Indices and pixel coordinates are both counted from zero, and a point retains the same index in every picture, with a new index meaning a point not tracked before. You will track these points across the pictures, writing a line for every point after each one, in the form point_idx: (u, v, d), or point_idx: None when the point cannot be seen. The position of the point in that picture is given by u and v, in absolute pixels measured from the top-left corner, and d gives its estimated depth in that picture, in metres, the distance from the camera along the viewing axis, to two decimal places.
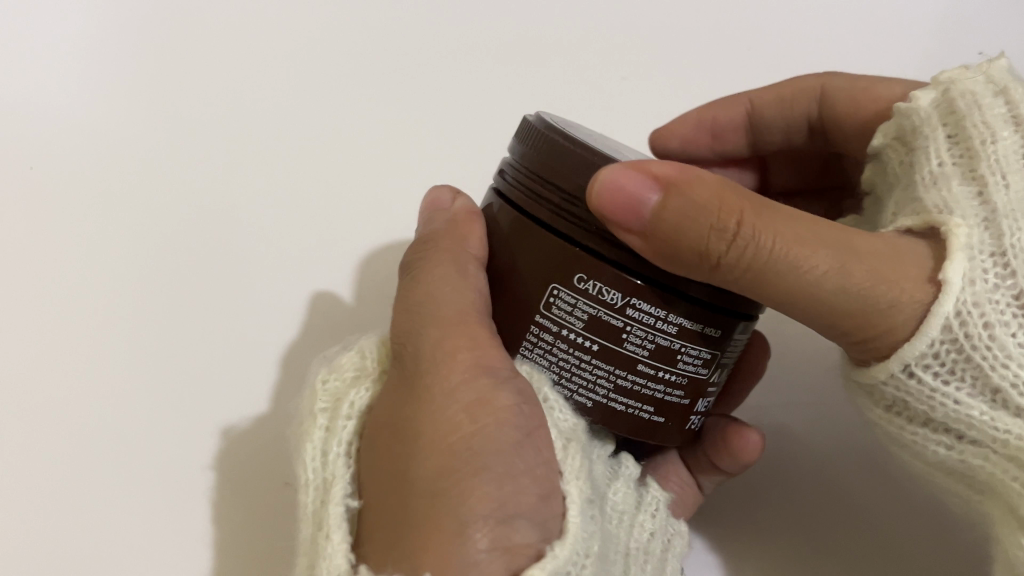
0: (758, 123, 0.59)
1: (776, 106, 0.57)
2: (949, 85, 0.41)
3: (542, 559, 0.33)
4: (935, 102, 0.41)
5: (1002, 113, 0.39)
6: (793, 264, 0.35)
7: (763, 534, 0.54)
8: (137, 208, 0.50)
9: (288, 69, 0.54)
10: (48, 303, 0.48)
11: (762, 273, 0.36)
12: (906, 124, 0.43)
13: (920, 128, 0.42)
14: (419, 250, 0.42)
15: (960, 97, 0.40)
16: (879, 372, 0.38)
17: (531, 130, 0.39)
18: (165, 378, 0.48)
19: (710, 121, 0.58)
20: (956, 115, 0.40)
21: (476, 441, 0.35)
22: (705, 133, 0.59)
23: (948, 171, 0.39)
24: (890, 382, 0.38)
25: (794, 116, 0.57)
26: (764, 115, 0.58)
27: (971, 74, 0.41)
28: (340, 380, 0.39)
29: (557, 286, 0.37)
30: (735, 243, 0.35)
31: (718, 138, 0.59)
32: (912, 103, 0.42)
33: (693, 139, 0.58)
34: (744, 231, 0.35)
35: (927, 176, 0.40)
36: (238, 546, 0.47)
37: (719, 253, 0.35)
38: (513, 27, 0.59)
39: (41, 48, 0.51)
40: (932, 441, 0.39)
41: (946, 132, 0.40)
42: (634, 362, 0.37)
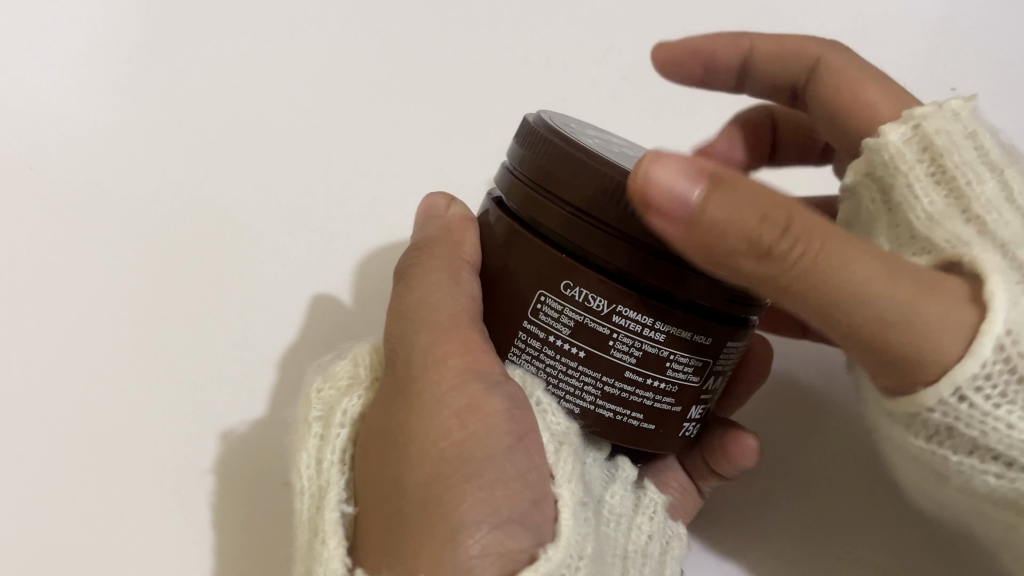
0: (754, 72, 0.55)
1: (771, 58, 0.53)
2: (918, 123, 0.41)
3: (536, 561, 0.33)
4: (906, 138, 0.41)
5: (977, 154, 0.40)
6: (836, 262, 0.32)
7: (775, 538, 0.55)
8: (141, 210, 0.51)
9: (292, 72, 0.55)
10: (53, 300, 0.48)
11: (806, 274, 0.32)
12: (876, 160, 0.42)
13: (897, 164, 0.41)
14: (412, 255, 0.43)
15: (936, 135, 0.40)
16: (927, 398, 0.34)
17: (530, 133, 0.40)
18: (173, 378, 0.49)
19: (708, 54, 0.54)
20: (933, 151, 0.40)
21: (466, 448, 0.35)
22: (697, 66, 0.54)
23: (941, 210, 0.39)
24: (938, 410, 0.34)
25: (784, 75, 0.53)
26: (758, 68, 0.54)
27: (941, 111, 0.41)
28: (333, 389, 0.39)
29: (545, 292, 0.37)
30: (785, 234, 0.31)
31: (709, 76, 0.55)
32: (884, 140, 0.41)
33: (685, 64, 0.54)
34: (800, 223, 0.31)
35: (925, 218, 0.39)
36: (240, 548, 0.48)
37: (771, 243, 0.31)
38: (515, 29, 0.60)
39: (47, 47, 0.51)
40: (975, 469, 0.37)
41: (925, 170, 0.40)
42: (621, 369, 0.37)
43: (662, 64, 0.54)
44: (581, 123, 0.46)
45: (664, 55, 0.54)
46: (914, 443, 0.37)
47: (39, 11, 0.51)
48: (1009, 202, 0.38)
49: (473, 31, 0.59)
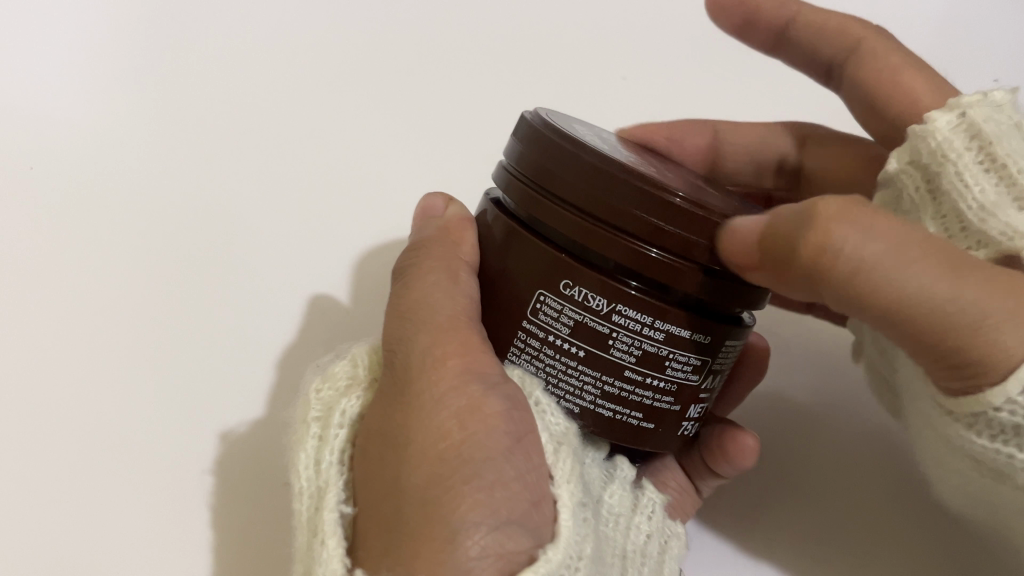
0: (791, 41, 0.53)
1: (813, 29, 0.52)
2: (965, 110, 0.41)
3: (535, 562, 0.33)
4: (953, 125, 0.41)
5: (1023, 144, 0.40)
6: (897, 260, 0.31)
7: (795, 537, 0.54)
8: (140, 210, 0.51)
9: (293, 73, 0.55)
10: (52, 300, 0.48)
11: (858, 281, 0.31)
12: (921, 148, 0.42)
13: (945, 152, 0.40)
14: (410, 255, 0.43)
15: (985, 123, 0.40)
16: (994, 398, 0.33)
17: (528, 131, 0.39)
18: (174, 378, 0.49)
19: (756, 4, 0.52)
20: (982, 138, 0.40)
21: (466, 449, 0.35)
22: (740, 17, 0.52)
23: (994, 199, 0.39)
24: (1004, 408, 0.33)
25: (822, 47, 0.52)
26: (798, 35, 0.53)
27: (987, 102, 0.40)
28: (332, 390, 0.39)
29: (544, 291, 0.37)
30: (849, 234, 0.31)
31: (747, 30, 0.53)
32: (933, 126, 0.41)
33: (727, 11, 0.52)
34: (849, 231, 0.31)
35: (978, 206, 0.39)
36: (239, 548, 0.48)
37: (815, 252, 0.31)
38: (517, 30, 0.59)
39: (47, 47, 0.51)
40: None
41: (974, 158, 0.40)
42: (620, 368, 0.37)
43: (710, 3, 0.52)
44: (579, 120, 0.46)
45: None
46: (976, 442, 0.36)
47: (40, 11, 0.51)
48: None
49: (474, 31, 0.59)
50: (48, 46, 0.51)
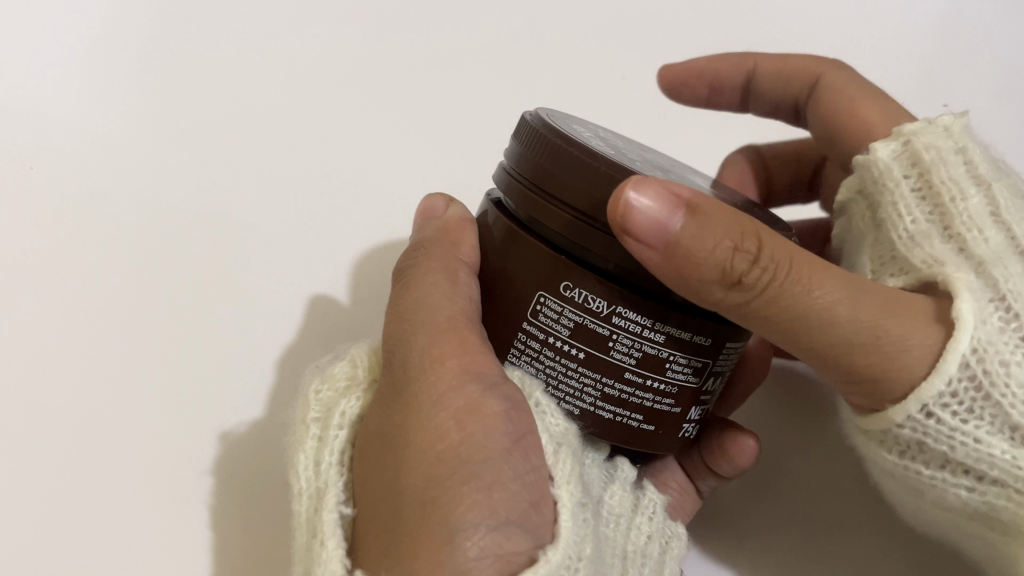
0: (756, 87, 0.57)
1: (775, 73, 0.56)
2: (908, 139, 0.42)
3: (535, 563, 0.33)
4: (895, 154, 0.42)
5: (965, 171, 0.40)
6: (802, 286, 0.34)
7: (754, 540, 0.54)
8: (140, 211, 0.51)
9: (293, 74, 0.55)
10: (52, 301, 0.48)
11: (776, 297, 0.34)
12: (868, 176, 0.44)
13: (885, 180, 0.42)
14: (411, 256, 0.43)
15: (924, 150, 0.41)
16: (895, 414, 0.36)
17: (528, 131, 0.39)
18: (173, 379, 0.49)
19: (711, 73, 0.55)
20: (920, 165, 0.41)
21: (465, 450, 0.35)
22: (702, 86, 0.56)
23: (924, 229, 0.40)
24: (905, 425, 0.36)
25: (786, 91, 0.56)
26: (761, 82, 0.56)
27: (932, 127, 0.41)
28: (331, 391, 0.39)
29: (543, 294, 0.37)
30: (757, 264, 0.34)
31: (715, 93, 0.56)
32: (874, 157, 0.43)
33: (684, 83, 0.56)
34: (766, 251, 0.34)
35: (906, 235, 0.40)
36: (238, 549, 0.48)
37: (741, 271, 0.34)
38: (516, 31, 0.59)
39: (48, 50, 0.51)
40: (949, 483, 0.38)
41: (911, 185, 0.41)
42: (620, 371, 0.37)
43: (667, 84, 0.56)
44: (578, 120, 0.46)
45: (668, 70, 0.55)
46: (889, 458, 0.39)
47: (42, 14, 0.51)
48: (992, 218, 0.39)
49: (474, 31, 0.59)
50: (46, 48, 0.51)
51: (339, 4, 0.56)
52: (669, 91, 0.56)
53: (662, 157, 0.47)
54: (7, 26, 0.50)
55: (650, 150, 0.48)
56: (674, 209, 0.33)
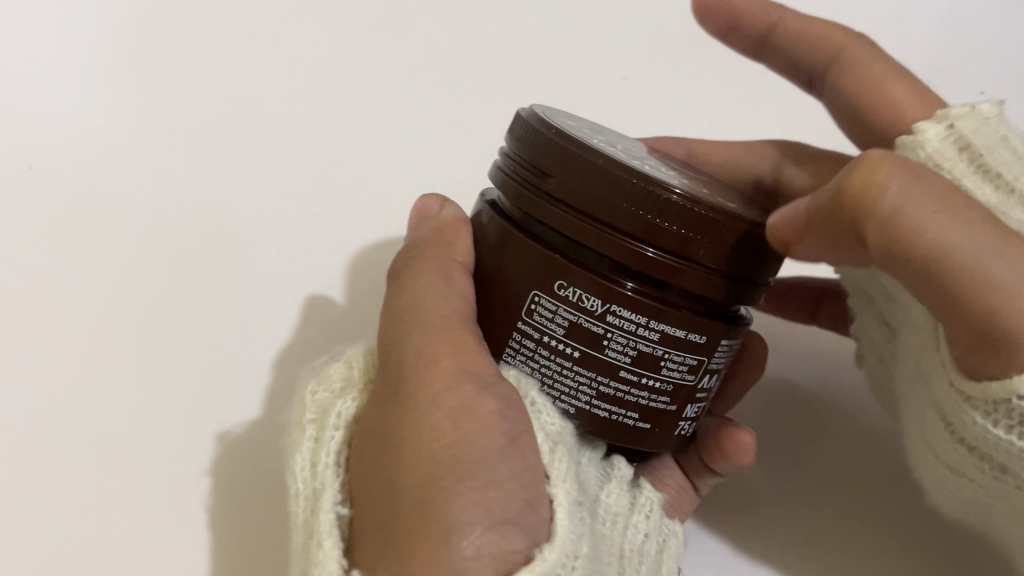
0: (774, 43, 0.52)
1: (798, 36, 0.52)
2: (953, 122, 0.41)
3: (531, 562, 0.33)
4: (942, 137, 0.41)
5: (1013, 155, 0.40)
6: (940, 210, 0.32)
7: (790, 543, 0.54)
8: (137, 213, 0.51)
9: (292, 75, 0.55)
10: (49, 303, 0.48)
11: (908, 230, 0.32)
12: (913, 160, 0.42)
13: (940, 162, 0.41)
14: (406, 256, 0.43)
15: (974, 133, 0.40)
16: (1021, 384, 0.32)
17: (523, 128, 0.39)
18: (170, 380, 0.49)
19: (740, 10, 0.51)
20: (971, 148, 0.40)
21: (461, 450, 0.35)
22: (721, 22, 0.52)
23: (990, 206, 0.39)
24: None
25: (805, 56, 0.52)
26: (781, 40, 0.52)
27: (974, 112, 0.41)
28: (328, 392, 0.39)
29: (538, 293, 0.37)
30: (890, 184, 0.33)
31: (731, 34, 0.53)
32: (922, 139, 0.42)
33: (711, 13, 0.52)
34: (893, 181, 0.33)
35: (984, 210, 0.38)
36: (236, 549, 0.48)
37: (856, 203, 0.33)
38: (511, 32, 0.59)
39: (46, 52, 0.51)
40: None
41: (966, 166, 0.40)
42: (615, 369, 0.37)
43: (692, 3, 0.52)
44: (573, 117, 0.46)
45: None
46: (992, 432, 0.35)
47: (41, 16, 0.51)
48: None
49: (473, 31, 0.59)
50: (43, 49, 0.51)
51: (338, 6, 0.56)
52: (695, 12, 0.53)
53: (655, 153, 0.47)
54: (3, 26, 0.50)
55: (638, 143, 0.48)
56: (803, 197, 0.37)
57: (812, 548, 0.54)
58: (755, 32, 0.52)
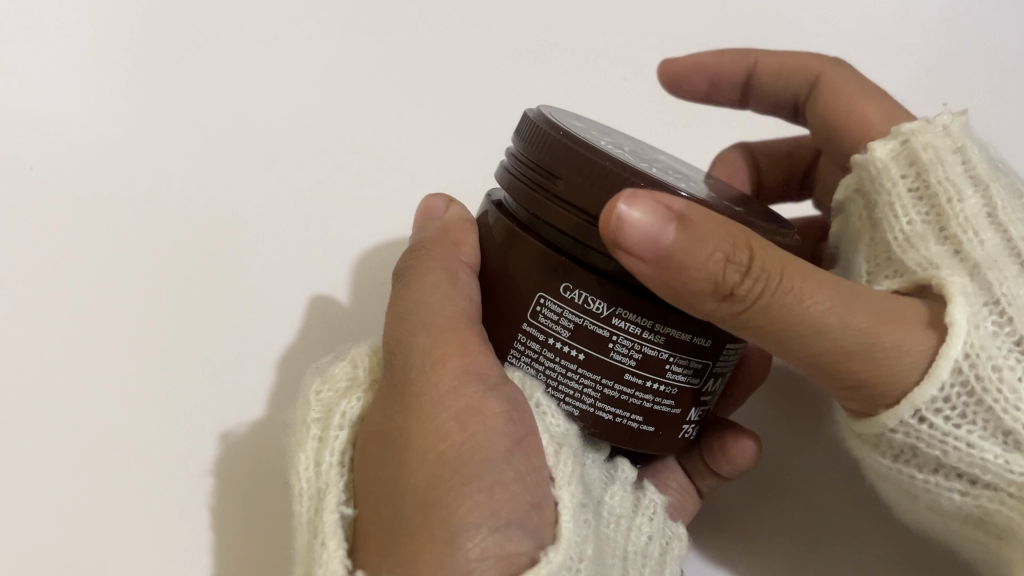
0: (754, 87, 0.56)
1: (775, 74, 0.55)
2: (907, 138, 0.42)
3: (536, 564, 0.33)
4: (893, 153, 0.42)
5: (963, 171, 0.40)
6: (798, 294, 0.33)
7: (746, 543, 0.55)
8: (140, 212, 0.51)
9: (293, 74, 0.55)
10: (52, 302, 0.48)
11: (772, 310, 0.33)
12: (865, 175, 0.44)
13: (882, 180, 0.42)
14: (411, 256, 0.43)
15: (923, 150, 0.41)
16: (887, 420, 0.36)
17: (530, 129, 0.39)
18: (172, 379, 0.49)
19: (712, 68, 0.55)
20: (919, 166, 0.41)
21: (467, 451, 0.35)
22: (701, 83, 0.55)
23: (919, 231, 0.40)
24: (898, 430, 0.36)
25: (786, 91, 0.55)
26: (760, 84, 0.55)
27: (931, 126, 0.41)
28: (332, 391, 0.39)
29: (544, 294, 0.37)
30: (749, 277, 0.33)
31: (715, 91, 0.56)
32: (871, 155, 0.43)
33: (691, 80, 0.55)
34: (756, 262, 0.33)
35: (901, 237, 0.40)
36: (238, 548, 0.47)
37: (733, 283, 0.33)
38: (514, 33, 0.59)
39: (49, 52, 0.51)
40: (942, 485, 0.38)
41: (908, 185, 0.41)
42: (620, 371, 0.37)
43: (667, 80, 0.55)
44: (580, 117, 0.46)
45: (670, 66, 0.55)
46: (881, 462, 0.39)
47: (43, 16, 0.51)
48: (990, 219, 0.39)
49: (475, 31, 0.59)
50: (46, 48, 0.51)
51: (340, 5, 0.56)
52: (669, 88, 0.56)
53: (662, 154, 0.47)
54: (7, 26, 0.51)
55: (645, 145, 0.48)
56: (667, 221, 0.32)
57: (774, 557, 0.54)
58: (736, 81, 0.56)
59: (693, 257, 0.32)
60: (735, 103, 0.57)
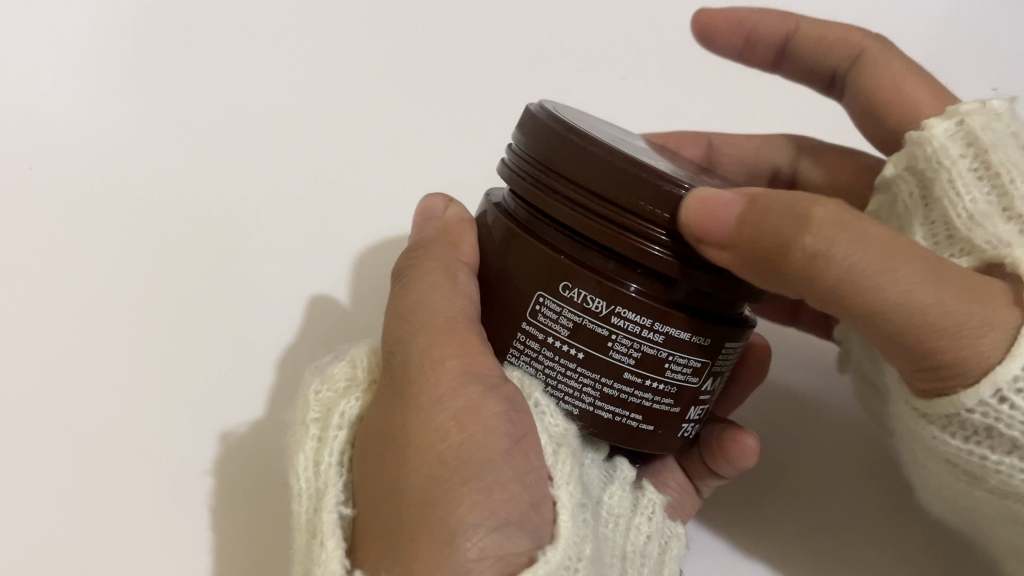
0: (792, 52, 0.56)
1: (813, 45, 0.55)
2: (963, 118, 0.42)
3: (534, 564, 0.33)
4: (951, 133, 0.42)
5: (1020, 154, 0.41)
6: (877, 265, 0.33)
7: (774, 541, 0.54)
8: (140, 211, 0.51)
9: (298, 72, 0.55)
10: (52, 302, 0.48)
11: (844, 281, 0.33)
12: (919, 154, 0.43)
13: (941, 159, 0.42)
14: (411, 256, 0.43)
15: (981, 131, 0.41)
16: (967, 400, 0.35)
17: (533, 125, 0.39)
18: (172, 378, 0.49)
19: (753, 25, 0.54)
20: (978, 145, 0.41)
21: (465, 451, 0.35)
22: (737, 37, 0.55)
23: (983, 209, 0.40)
24: (976, 410, 0.35)
25: (826, 60, 0.55)
26: (798, 49, 0.55)
27: (987, 108, 0.41)
28: (331, 391, 0.39)
29: (543, 293, 0.37)
30: (820, 238, 0.33)
31: (749, 48, 0.55)
32: (930, 133, 0.42)
33: (723, 33, 0.55)
34: (829, 229, 0.33)
35: (965, 215, 0.40)
36: (237, 548, 0.47)
37: (800, 246, 0.33)
38: (514, 35, 0.59)
39: (50, 49, 0.51)
40: (1014, 467, 0.38)
41: (968, 164, 0.41)
42: (619, 370, 0.37)
43: (699, 30, 0.55)
44: (583, 113, 0.45)
45: (704, 19, 0.55)
46: (952, 445, 0.38)
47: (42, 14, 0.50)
48: None
49: (477, 29, 0.59)
50: (50, 41, 0.51)
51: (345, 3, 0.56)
52: (699, 37, 0.56)
53: (663, 150, 0.47)
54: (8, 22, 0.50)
55: (647, 141, 0.48)
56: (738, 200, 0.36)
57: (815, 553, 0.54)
58: (772, 42, 0.55)
59: (766, 216, 0.35)
60: (767, 66, 0.57)
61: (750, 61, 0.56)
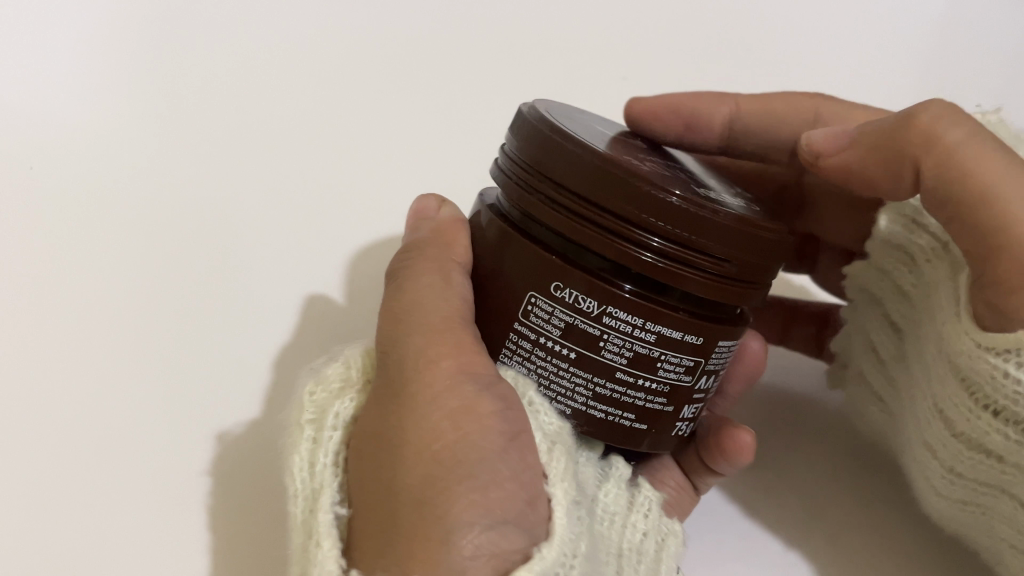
0: (737, 130, 0.56)
1: (761, 116, 0.55)
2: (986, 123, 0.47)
3: (530, 561, 0.34)
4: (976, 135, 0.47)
5: None
6: (962, 143, 0.37)
7: (770, 517, 0.54)
8: (140, 214, 0.51)
9: (301, 77, 0.55)
10: (53, 305, 0.49)
11: (938, 149, 0.38)
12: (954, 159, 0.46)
13: None
14: (404, 256, 0.43)
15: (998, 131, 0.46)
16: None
17: (525, 128, 0.39)
18: (174, 378, 0.49)
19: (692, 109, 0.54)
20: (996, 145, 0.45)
21: (460, 450, 0.35)
22: (679, 122, 0.54)
23: None
24: None
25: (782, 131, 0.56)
26: (745, 126, 0.55)
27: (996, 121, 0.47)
28: (325, 392, 0.39)
29: (535, 294, 0.37)
30: (951, 122, 0.38)
31: (692, 129, 0.54)
32: None
33: (663, 120, 0.53)
34: (941, 117, 0.38)
35: None
36: (233, 547, 0.47)
37: (914, 122, 0.39)
38: (508, 38, 0.59)
39: (53, 59, 0.51)
40: None
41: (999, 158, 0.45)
42: (612, 370, 0.37)
43: (639, 117, 0.52)
44: (576, 114, 0.45)
45: (636, 106, 0.52)
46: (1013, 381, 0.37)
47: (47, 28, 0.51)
48: None
49: (478, 29, 0.59)
50: (47, 50, 0.51)
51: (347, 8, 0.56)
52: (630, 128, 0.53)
53: (656, 149, 0.47)
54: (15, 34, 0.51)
55: (641, 139, 0.48)
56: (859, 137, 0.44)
57: (810, 533, 0.54)
58: (717, 125, 0.55)
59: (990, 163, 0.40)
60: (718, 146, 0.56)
61: (696, 147, 0.56)
